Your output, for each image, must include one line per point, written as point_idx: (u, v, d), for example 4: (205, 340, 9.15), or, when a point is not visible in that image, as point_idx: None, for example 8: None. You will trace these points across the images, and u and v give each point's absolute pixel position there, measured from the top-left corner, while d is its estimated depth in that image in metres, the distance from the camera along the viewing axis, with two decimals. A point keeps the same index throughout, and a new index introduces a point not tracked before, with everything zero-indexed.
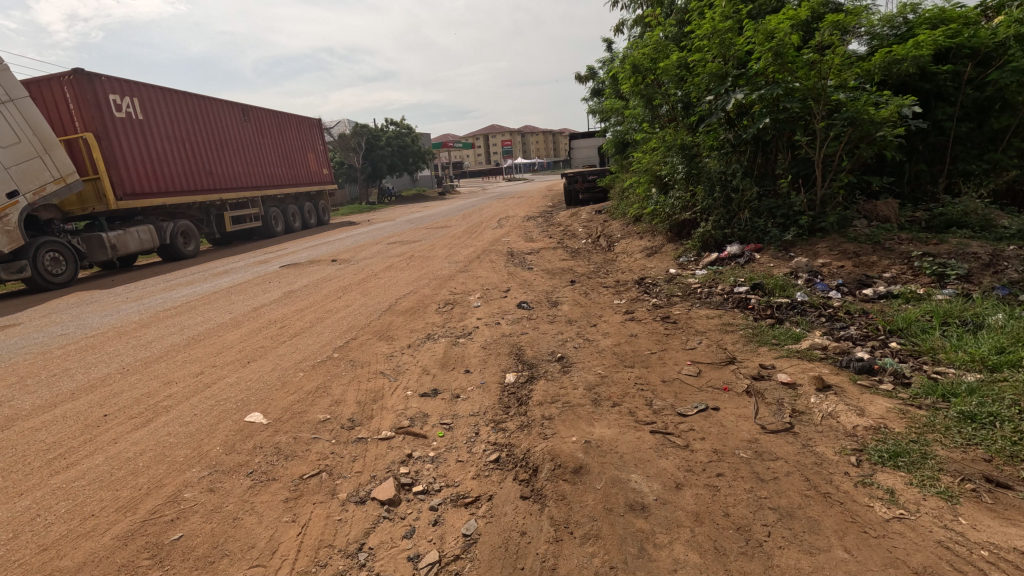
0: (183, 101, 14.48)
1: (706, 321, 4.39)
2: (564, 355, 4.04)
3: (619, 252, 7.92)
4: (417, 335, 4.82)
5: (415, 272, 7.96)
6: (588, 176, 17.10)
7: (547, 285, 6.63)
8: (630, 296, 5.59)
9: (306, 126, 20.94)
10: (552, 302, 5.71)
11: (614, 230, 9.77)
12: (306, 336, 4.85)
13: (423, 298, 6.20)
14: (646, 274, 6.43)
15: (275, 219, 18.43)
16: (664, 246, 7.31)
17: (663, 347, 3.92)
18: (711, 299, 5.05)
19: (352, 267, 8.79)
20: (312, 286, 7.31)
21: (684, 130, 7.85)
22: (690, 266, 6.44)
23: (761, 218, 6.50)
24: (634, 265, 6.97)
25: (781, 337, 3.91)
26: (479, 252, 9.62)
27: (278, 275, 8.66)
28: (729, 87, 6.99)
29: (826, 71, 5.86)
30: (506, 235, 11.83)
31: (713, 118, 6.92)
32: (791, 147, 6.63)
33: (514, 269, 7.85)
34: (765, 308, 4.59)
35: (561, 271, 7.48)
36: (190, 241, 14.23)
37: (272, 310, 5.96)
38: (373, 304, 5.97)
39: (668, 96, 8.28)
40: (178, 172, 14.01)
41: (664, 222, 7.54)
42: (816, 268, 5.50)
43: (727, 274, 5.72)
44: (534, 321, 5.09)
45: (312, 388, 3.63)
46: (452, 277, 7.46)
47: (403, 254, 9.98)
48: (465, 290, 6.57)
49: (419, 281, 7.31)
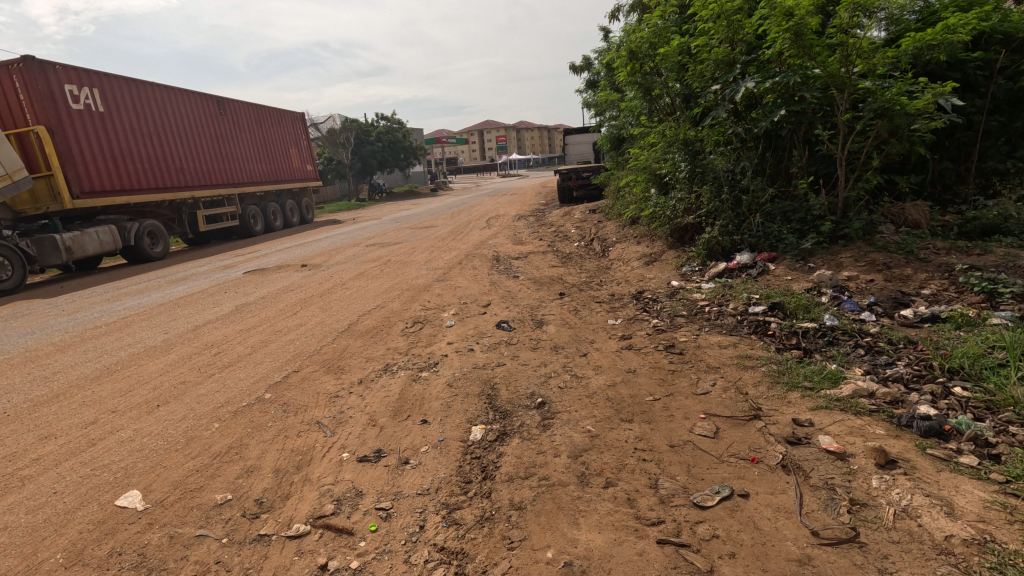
0: (151, 92, 13.62)
1: (719, 354, 3.62)
2: (545, 398, 3.26)
3: (614, 259, 7.16)
4: (372, 367, 4.02)
5: (388, 281, 7.15)
6: (581, 172, 16.28)
7: (533, 299, 5.86)
8: (626, 315, 4.82)
9: (289, 121, 20.11)
10: (538, 321, 4.94)
11: (609, 233, 8.97)
12: (239, 368, 4.05)
13: (390, 316, 5.41)
14: (644, 286, 5.66)
15: (253, 218, 17.54)
16: (665, 253, 6.53)
17: (669, 391, 3.15)
18: (723, 322, 4.28)
19: (320, 275, 7.98)
20: (269, 299, 6.50)
21: (687, 123, 7.10)
22: (694, 277, 5.68)
23: (774, 223, 5.73)
24: (630, 275, 6.20)
25: (813, 378, 3.15)
26: (461, 256, 8.83)
27: (238, 283, 7.85)
28: (738, 75, 6.24)
29: (850, 55, 5.12)
30: (493, 237, 11.03)
31: (720, 110, 6.17)
32: (808, 143, 5.87)
33: (498, 278, 7.05)
34: (791, 336, 3.82)
35: (550, 280, 6.71)
36: (158, 242, 13.37)
37: (213, 330, 5.15)
38: (330, 323, 5.18)
39: (669, 87, 7.52)
40: (143, 168, 13.15)
41: (664, 227, 6.76)
42: (841, 284, 4.75)
43: (739, 289, 4.96)
44: (514, 347, 4.31)
45: (222, 449, 2.83)
46: (428, 287, 6.67)
47: (379, 258, 9.16)
48: (439, 305, 5.76)
49: (389, 292, 6.49)
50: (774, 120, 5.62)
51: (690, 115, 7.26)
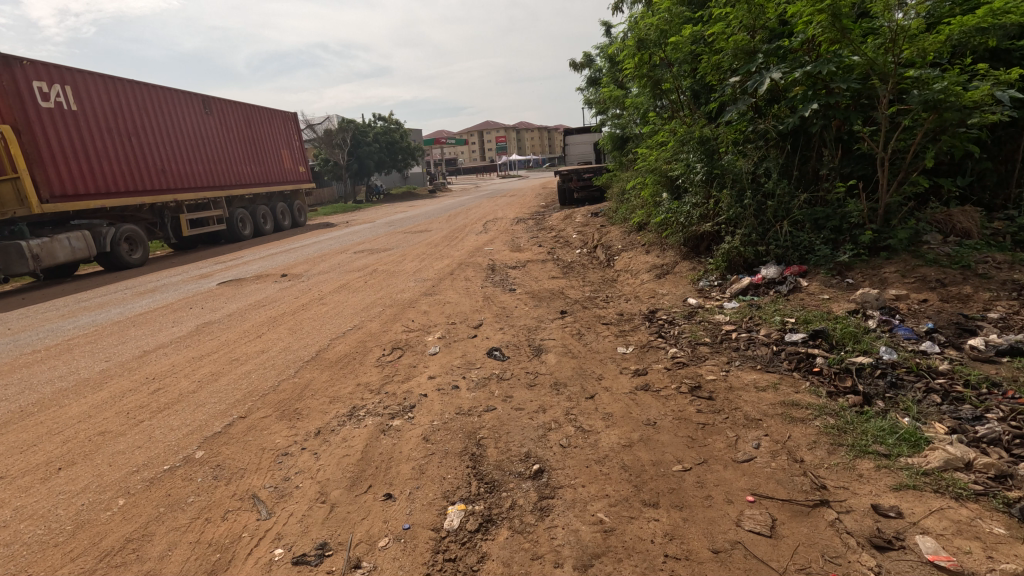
0: (130, 90, 12.98)
1: (759, 403, 2.94)
2: (544, 462, 2.58)
3: (621, 271, 6.48)
4: (335, 412, 3.33)
5: (370, 295, 6.45)
6: (583, 173, 15.58)
7: (531, 318, 5.19)
8: (637, 342, 4.13)
9: (279, 120, 19.44)
10: (536, 348, 4.25)
11: (614, 240, 8.27)
12: (175, 412, 3.36)
13: (366, 340, 4.72)
14: (657, 304, 4.98)
15: (241, 221, 16.86)
16: (678, 264, 5.84)
17: (701, 457, 2.46)
18: (756, 354, 3.60)
19: (299, 287, 7.30)
20: (236, 316, 5.82)
21: (701, 120, 6.40)
22: (713, 295, 5.01)
23: (805, 232, 5.05)
24: (640, 290, 5.52)
25: (885, 440, 2.46)
26: (454, 265, 8.14)
27: (209, 295, 7.17)
28: (761, 65, 5.54)
29: (897, 39, 4.43)
30: (490, 243, 10.36)
31: (740, 105, 5.48)
32: (841, 141, 5.19)
33: (493, 292, 6.36)
34: (844, 375, 3.13)
35: (550, 295, 6.04)
36: (137, 248, 12.69)
37: (161, 359, 4.46)
38: (297, 350, 4.49)
39: (680, 80, 6.81)
40: (121, 170, 12.50)
41: (676, 235, 6.07)
42: (890, 304, 4.07)
43: (769, 310, 4.28)
44: (507, 383, 3.62)
45: (115, 544, 2.15)
46: (414, 302, 6.00)
47: (366, 268, 8.47)
48: (423, 326, 5.07)
49: (370, 309, 5.80)
50: (806, 114, 4.93)
51: (704, 111, 6.55)
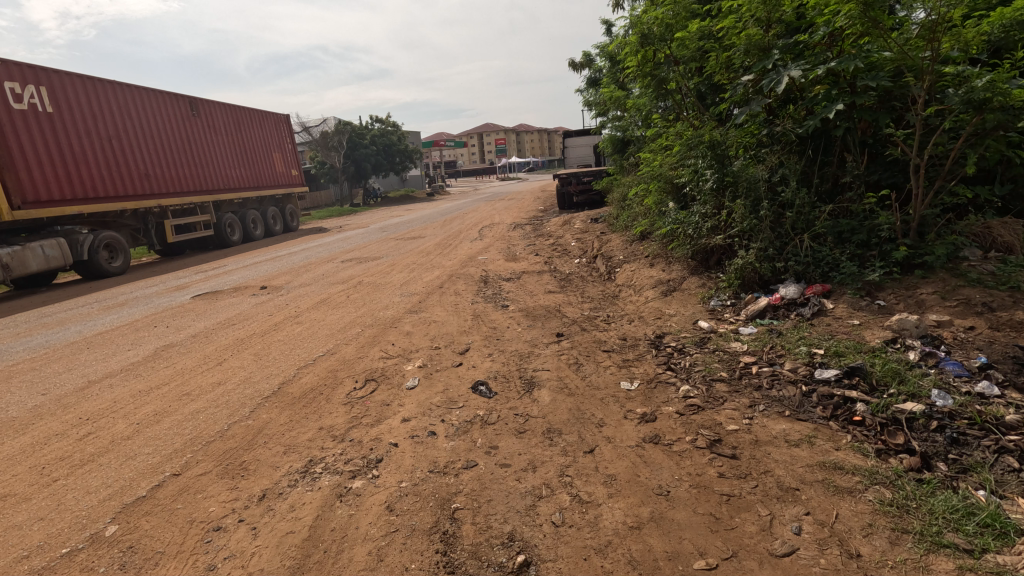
0: (112, 91, 12.52)
1: (794, 466, 2.42)
2: (530, 551, 2.07)
3: (623, 286, 5.96)
4: (287, 467, 2.82)
5: (350, 312, 5.94)
6: (582, 176, 15.07)
7: (524, 342, 4.67)
8: (642, 377, 3.62)
9: (271, 122, 18.93)
10: (527, 381, 3.73)
11: (615, 250, 7.75)
12: (97, 467, 2.84)
13: (337, 368, 4.21)
14: (663, 328, 4.46)
15: (230, 227, 16.35)
16: (686, 281, 5.32)
17: (728, 549, 1.96)
18: (782, 396, 3.08)
19: (276, 302, 6.80)
20: (201, 337, 5.30)
21: (710, 122, 5.88)
22: (727, 317, 4.49)
23: (827, 247, 4.54)
24: (644, 310, 5.01)
25: (964, 527, 1.94)
26: (444, 277, 7.63)
27: (179, 310, 6.66)
28: (777, 61, 5.03)
29: (936, 30, 3.92)
30: (484, 251, 9.85)
31: (755, 106, 4.97)
32: (866, 145, 4.69)
33: (483, 310, 5.84)
34: (891, 428, 2.61)
35: (545, 312, 5.52)
36: (117, 256, 12.21)
37: (104, 392, 3.94)
38: (258, 382, 3.98)
39: (686, 79, 6.28)
40: (101, 175, 12.03)
41: (683, 247, 5.56)
42: (933, 333, 3.55)
43: (792, 339, 3.77)
44: (491, 429, 3.10)
45: None
46: (397, 321, 5.48)
47: (350, 279, 7.95)
48: (403, 352, 4.55)
49: (348, 329, 5.28)
50: (829, 115, 4.44)
51: (713, 112, 6.02)
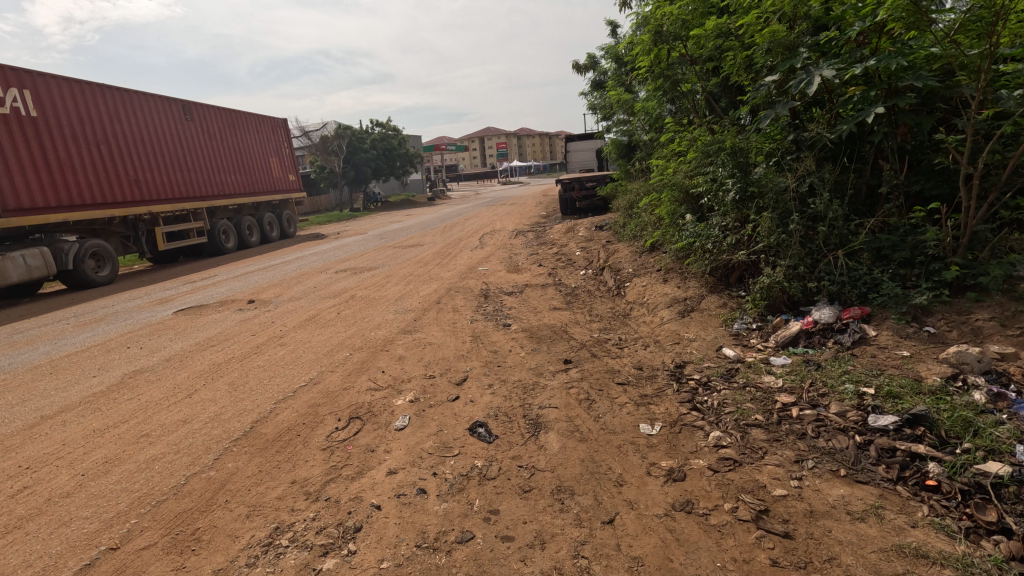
0: (100, 95, 12.13)
1: (865, 552, 1.96)
2: None
3: (635, 304, 5.51)
4: (246, 538, 2.37)
5: (339, 331, 5.49)
6: (586, 181, 14.65)
7: (527, 370, 4.20)
8: (664, 418, 3.16)
9: (267, 126, 18.53)
10: (533, 422, 3.28)
11: (623, 262, 7.31)
12: (22, 538, 2.40)
13: (319, 403, 3.75)
14: (683, 356, 4.01)
15: (224, 233, 15.93)
16: (704, 299, 4.87)
17: None
18: (833, 449, 2.62)
19: (262, 319, 6.36)
20: (175, 361, 4.86)
21: (728, 126, 5.45)
22: (755, 344, 4.03)
23: (865, 265, 4.09)
24: (660, 333, 4.55)
25: None
26: (442, 291, 7.18)
27: (158, 328, 6.22)
28: (804, 61, 4.60)
29: (994, 23, 3.46)
30: (484, 261, 9.42)
31: (782, 109, 4.53)
32: (906, 153, 4.23)
33: (483, 329, 5.39)
34: (977, 499, 2.14)
35: (550, 333, 5.07)
36: (104, 265, 11.83)
37: (53, 431, 3.50)
38: (227, 419, 3.52)
39: (701, 80, 5.82)
40: (88, 181, 11.64)
41: (701, 262, 5.11)
42: (999, 368, 3.08)
43: (834, 373, 3.31)
44: (491, 487, 2.65)
45: None
46: (389, 344, 5.03)
47: (342, 293, 7.51)
48: (393, 382, 4.09)
49: (334, 352, 4.82)
50: (868, 119, 3.99)
51: (732, 116, 5.57)
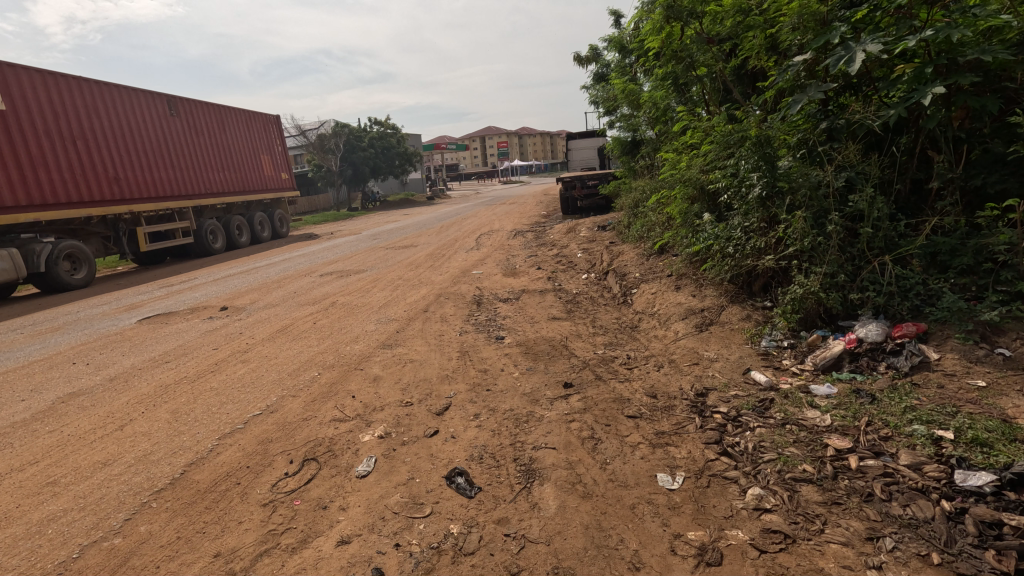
0: (76, 88, 11.54)
1: None
2: None
3: (645, 314, 4.90)
4: None
5: (311, 345, 4.88)
6: (587, 180, 14.06)
7: (520, 395, 3.59)
8: (688, 467, 2.54)
9: (258, 122, 17.91)
10: (525, 470, 2.66)
11: (628, 266, 6.70)
12: None
13: (271, 439, 3.14)
14: (704, 382, 3.39)
15: (211, 233, 15.33)
16: (724, 311, 4.26)
17: None
18: (914, 520, 2.00)
19: (230, 329, 5.76)
20: (119, 381, 4.25)
21: (749, 113, 4.82)
22: (789, 368, 3.41)
23: (918, 273, 3.47)
24: (676, 351, 3.94)
25: None
26: (432, 297, 6.57)
27: (114, 339, 5.63)
28: (842, 36, 3.97)
29: None
30: (479, 264, 8.82)
31: (815, 92, 3.91)
32: (963, 142, 3.61)
33: (473, 343, 4.77)
34: None
35: (548, 348, 4.47)
36: (80, 267, 11.24)
37: None
38: (155, 462, 2.91)
39: (718, 62, 5.19)
40: (63, 178, 11.05)
41: (720, 268, 4.49)
42: None
43: (895, 408, 2.68)
44: (467, 568, 2.04)
45: None
46: (365, 360, 4.43)
47: (323, 299, 6.92)
48: (363, 410, 3.48)
49: (301, 372, 4.21)
50: (923, 101, 3.36)
51: (751, 104, 4.94)
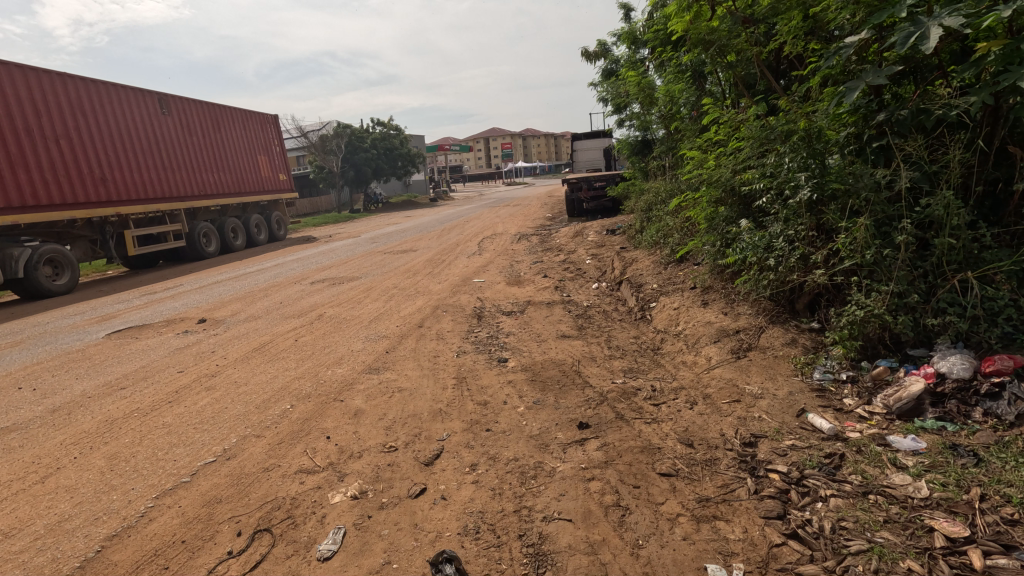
0: (61, 85, 11.04)
1: None
2: None
3: (668, 335, 4.29)
4: None
5: (288, 368, 4.30)
6: (594, 181, 13.46)
7: (525, 439, 2.99)
8: (747, 557, 1.94)
9: (255, 122, 17.38)
10: (533, 555, 2.07)
11: (644, 275, 6.11)
12: None
13: (221, 499, 2.55)
14: (751, 427, 2.78)
15: (205, 237, 14.80)
16: (764, 333, 3.66)
17: None
18: None
19: (202, 346, 5.18)
20: (61, 413, 3.67)
21: (790, 104, 4.20)
22: (854, 409, 2.81)
23: (1009, 294, 2.85)
24: (711, 384, 3.33)
25: None
26: (428, 309, 5.99)
27: (73, 358, 5.05)
28: (908, 9, 3.34)
29: None
30: (480, 271, 8.23)
31: (875, 76, 3.29)
32: None
33: (471, 367, 4.17)
34: None
35: (558, 375, 3.87)
36: (62, 273, 10.72)
37: None
38: (69, 533, 2.32)
39: (753, 47, 4.56)
40: (44, 179, 10.51)
41: (758, 283, 3.88)
42: None
43: (1013, 476, 2.07)
44: None
45: None
46: (347, 389, 3.84)
47: (310, 310, 6.34)
48: (337, 459, 2.88)
49: (272, 404, 3.63)
50: (1019, 86, 2.74)
51: (791, 94, 4.36)
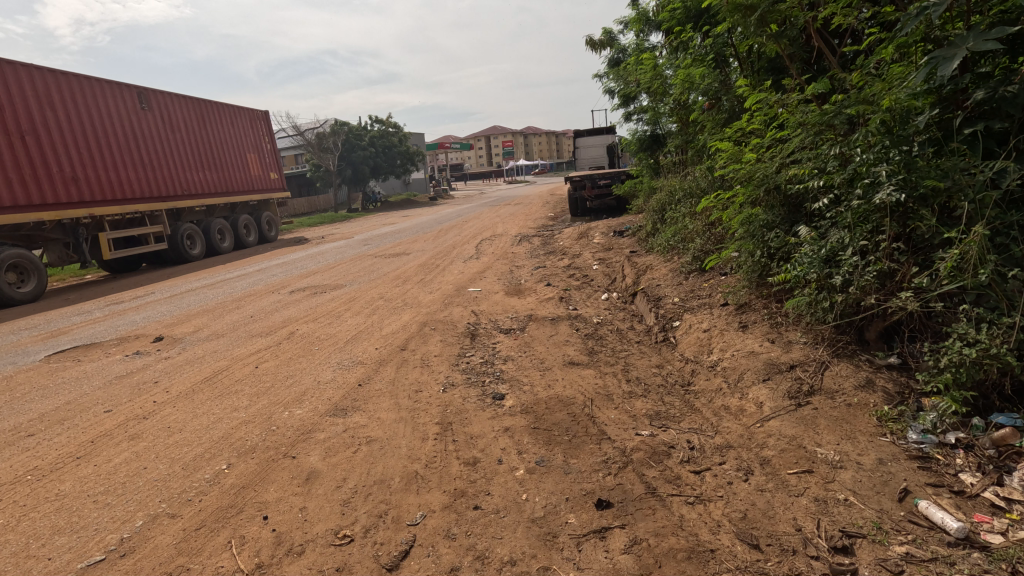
0: (26, 76, 10.24)
1: None
2: None
3: (699, 366, 3.51)
4: None
5: (237, 407, 3.53)
6: (599, 179, 12.68)
7: (524, 525, 2.20)
8: None
9: (243, 118, 16.61)
10: None
11: (661, 286, 5.33)
12: None
13: None
14: (838, 519, 2.01)
15: (189, 238, 14.04)
16: (829, 370, 2.87)
17: None
18: None
19: (146, 374, 4.40)
20: None
21: (852, 80, 3.40)
22: (980, 495, 2.05)
23: None
24: (768, 442, 2.54)
25: None
26: (414, 326, 5.21)
27: None
28: None
29: None
30: (477, 278, 7.46)
31: (983, 37, 2.49)
32: None
33: (460, 407, 3.38)
34: None
35: (567, 420, 3.09)
36: (28, 279, 9.95)
37: None
38: None
39: (803, 13, 3.76)
40: (9, 179, 9.72)
41: (818, 305, 3.09)
42: None
43: None
44: None
45: None
46: (304, 439, 3.06)
47: (282, 326, 5.57)
48: (268, 560, 2.11)
49: (206, 461, 2.86)
50: None
51: (850, 71, 3.57)
